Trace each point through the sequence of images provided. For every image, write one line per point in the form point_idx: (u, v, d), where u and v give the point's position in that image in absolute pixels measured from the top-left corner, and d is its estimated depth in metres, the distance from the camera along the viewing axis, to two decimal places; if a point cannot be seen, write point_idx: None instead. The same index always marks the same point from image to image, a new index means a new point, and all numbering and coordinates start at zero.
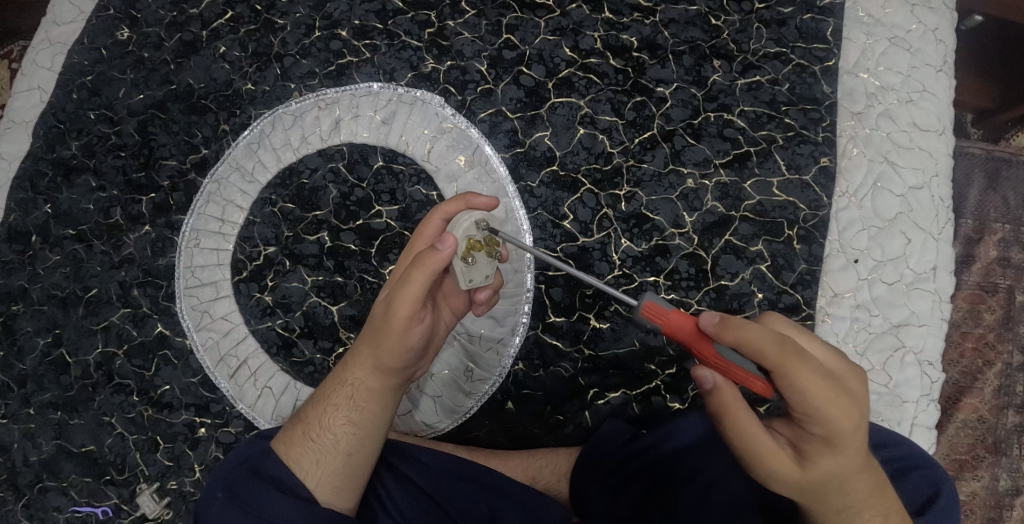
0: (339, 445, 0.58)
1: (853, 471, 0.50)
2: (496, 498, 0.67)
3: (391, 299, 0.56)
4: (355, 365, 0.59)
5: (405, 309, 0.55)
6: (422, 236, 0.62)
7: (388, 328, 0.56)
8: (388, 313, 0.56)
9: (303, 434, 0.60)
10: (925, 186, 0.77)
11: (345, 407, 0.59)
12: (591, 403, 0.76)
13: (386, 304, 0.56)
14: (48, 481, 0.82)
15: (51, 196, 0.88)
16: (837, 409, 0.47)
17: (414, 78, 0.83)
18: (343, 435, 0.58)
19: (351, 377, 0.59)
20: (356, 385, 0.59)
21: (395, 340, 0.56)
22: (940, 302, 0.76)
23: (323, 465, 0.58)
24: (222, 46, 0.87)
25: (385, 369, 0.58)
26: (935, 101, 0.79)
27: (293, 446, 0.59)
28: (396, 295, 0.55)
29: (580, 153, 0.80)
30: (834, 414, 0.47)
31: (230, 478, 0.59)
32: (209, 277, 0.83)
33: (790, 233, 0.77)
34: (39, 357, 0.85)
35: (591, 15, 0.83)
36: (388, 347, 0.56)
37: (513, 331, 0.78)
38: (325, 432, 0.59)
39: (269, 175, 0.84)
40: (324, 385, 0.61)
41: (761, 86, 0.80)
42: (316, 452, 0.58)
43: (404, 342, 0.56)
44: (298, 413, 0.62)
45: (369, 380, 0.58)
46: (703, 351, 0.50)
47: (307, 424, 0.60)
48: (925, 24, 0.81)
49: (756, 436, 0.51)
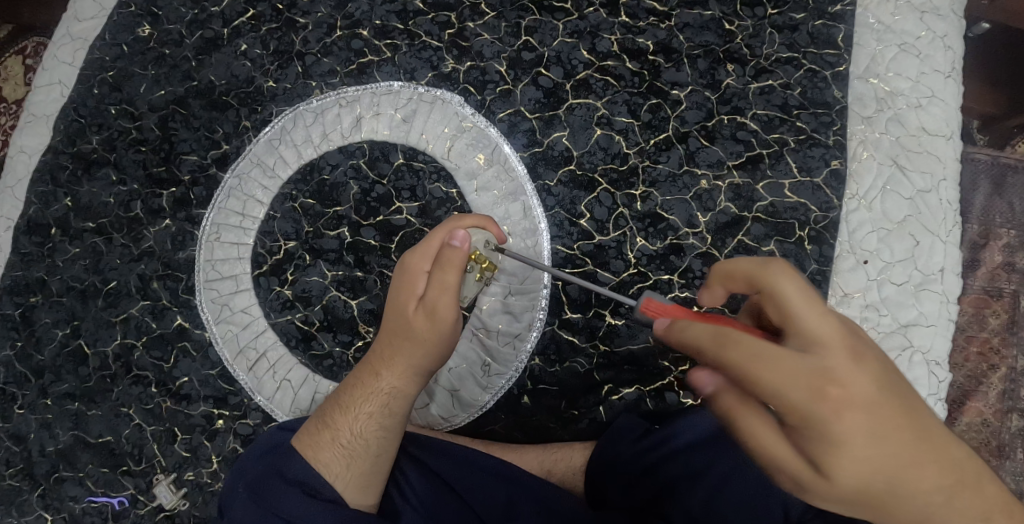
0: (371, 449, 0.59)
1: (885, 459, 0.42)
2: (513, 490, 0.67)
3: (433, 306, 0.57)
4: (386, 372, 0.59)
5: (451, 315, 0.56)
6: (432, 240, 0.58)
7: (433, 335, 0.57)
8: (433, 319, 0.57)
9: (332, 439, 0.59)
10: (933, 189, 0.79)
11: (379, 414, 0.59)
12: (605, 398, 0.78)
13: (426, 311, 0.57)
14: (64, 471, 0.83)
15: (71, 189, 0.89)
16: (805, 389, 0.41)
17: (434, 77, 0.85)
18: (376, 439, 0.59)
19: (383, 384, 0.59)
20: (390, 392, 0.59)
21: (435, 344, 0.58)
22: (948, 303, 0.77)
23: (352, 468, 0.59)
24: (243, 43, 0.89)
25: (420, 371, 0.59)
26: (944, 107, 0.81)
27: (320, 451, 0.59)
28: (436, 301, 0.56)
29: (597, 153, 0.82)
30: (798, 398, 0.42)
31: (254, 477, 0.60)
32: (229, 270, 0.84)
33: (801, 233, 0.79)
34: (57, 348, 0.86)
35: (608, 18, 0.84)
36: (424, 350, 0.58)
37: (530, 327, 0.79)
38: (356, 438, 0.59)
39: (290, 171, 0.85)
40: (351, 390, 0.61)
41: (774, 91, 0.82)
42: (346, 456, 0.59)
43: (445, 343, 0.58)
44: (320, 420, 0.61)
45: (402, 384, 0.59)
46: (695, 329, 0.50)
47: (334, 431, 0.60)
48: (933, 32, 0.83)
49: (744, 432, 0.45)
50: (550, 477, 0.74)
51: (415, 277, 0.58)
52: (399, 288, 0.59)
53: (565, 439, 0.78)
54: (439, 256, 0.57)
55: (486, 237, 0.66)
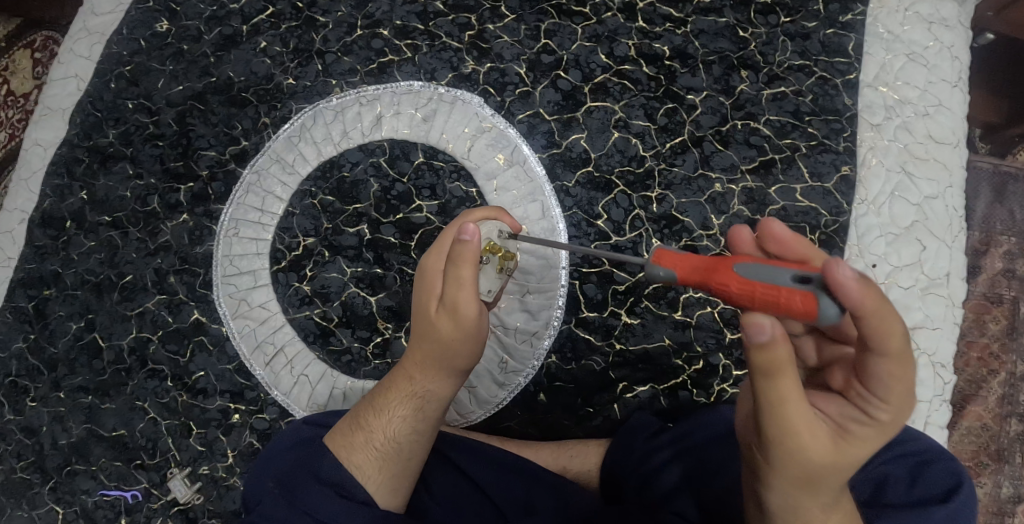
0: (405, 451, 0.59)
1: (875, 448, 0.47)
2: (531, 484, 0.69)
3: (453, 303, 0.56)
4: (421, 376, 0.59)
5: (473, 312, 0.55)
6: (439, 248, 0.59)
7: (458, 333, 0.57)
8: (456, 319, 0.56)
9: (365, 442, 0.60)
10: (940, 196, 0.81)
11: (413, 416, 0.60)
12: (620, 396, 0.79)
13: (448, 310, 0.56)
14: (77, 465, 0.83)
15: (87, 183, 0.89)
16: (906, 371, 0.43)
17: (454, 78, 0.86)
18: (410, 441, 0.60)
19: (418, 387, 0.60)
20: (424, 396, 0.60)
21: (466, 345, 0.57)
22: (953, 307, 0.79)
23: (385, 471, 0.59)
24: (263, 41, 0.89)
25: (451, 371, 0.59)
26: (950, 115, 0.83)
27: (354, 453, 0.60)
28: (455, 300, 0.56)
29: (614, 156, 0.83)
30: (888, 376, 0.43)
31: (283, 473, 0.61)
32: (247, 266, 0.85)
33: (812, 237, 0.80)
34: (71, 341, 0.86)
35: (626, 23, 0.86)
36: (452, 349, 0.57)
37: (547, 325, 0.80)
38: (390, 442, 0.59)
39: (309, 168, 0.85)
40: (386, 394, 0.61)
41: (786, 97, 0.84)
42: (380, 459, 0.59)
43: (474, 340, 0.57)
44: (353, 422, 0.62)
45: (434, 385, 0.59)
46: (722, 278, 0.43)
47: (369, 433, 0.60)
48: (940, 42, 0.85)
49: (792, 409, 0.43)
50: (566, 473, 0.75)
51: (433, 278, 0.59)
52: (421, 291, 0.59)
53: (579, 436, 0.80)
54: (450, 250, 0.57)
55: (501, 227, 0.65)
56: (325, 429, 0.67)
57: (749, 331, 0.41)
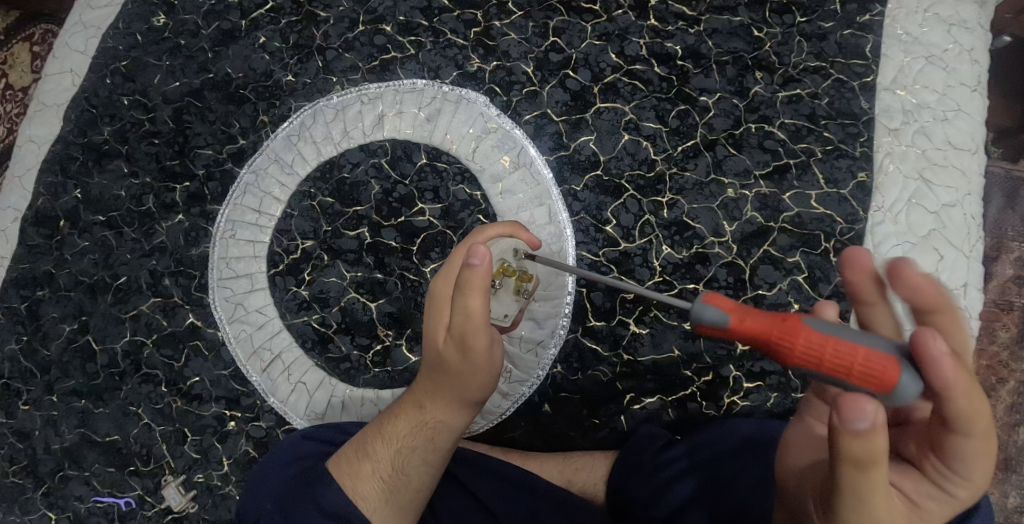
0: (412, 482, 0.58)
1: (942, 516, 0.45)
2: (536, 500, 0.66)
3: (465, 333, 0.53)
4: (432, 406, 0.57)
5: (480, 341, 0.53)
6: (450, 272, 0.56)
7: (468, 364, 0.54)
8: (467, 350, 0.54)
9: (371, 471, 0.58)
10: (958, 203, 0.78)
11: (422, 447, 0.57)
12: (627, 407, 0.77)
13: (456, 341, 0.54)
14: (69, 470, 0.81)
15: (81, 181, 0.86)
16: (992, 449, 0.42)
17: (459, 76, 0.83)
18: (417, 472, 0.58)
19: (427, 416, 0.57)
20: (433, 425, 0.57)
21: (477, 375, 0.55)
22: (969, 319, 0.76)
23: (392, 502, 0.58)
24: (262, 36, 0.87)
25: (461, 402, 0.57)
26: (970, 120, 0.80)
27: (359, 482, 0.58)
28: (462, 330, 0.53)
29: (624, 159, 0.80)
30: (976, 456, 0.41)
31: (284, 501, 0.60)
32: (244, 269, 0.82)
33: (827, 245, 0.77)
34: (64, 343, 0.83)
35: (637, 21, 0.83)
36: (462, 380, 0.55)
37: (553, 334, 0.78)
38: (398, 472, 0.57)
39: (308, 169, 0.83)
40: (394, 421, 0.59)
41: (802, 99, 0.81)
42: (386, 489, 0.57)
43: (483, 370, 0.55)
44: (358, 447, 0.60)
45: (444, 415, 0.57)
46: (795, 331, 0.39)
47: (375, 461, 0.58)
48: (960, 45, 0.82)
49: (876, 503, 0.40)
50: (571, 487, 0.73)
51: (442, 306, 0.56)
52: (431, 320, 0.57)
53: (584, 447, 0.77)
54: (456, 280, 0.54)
55: (514, 245, 0.64)
56: (326, 444, 0.67)
57: (849, 413, 0.38)
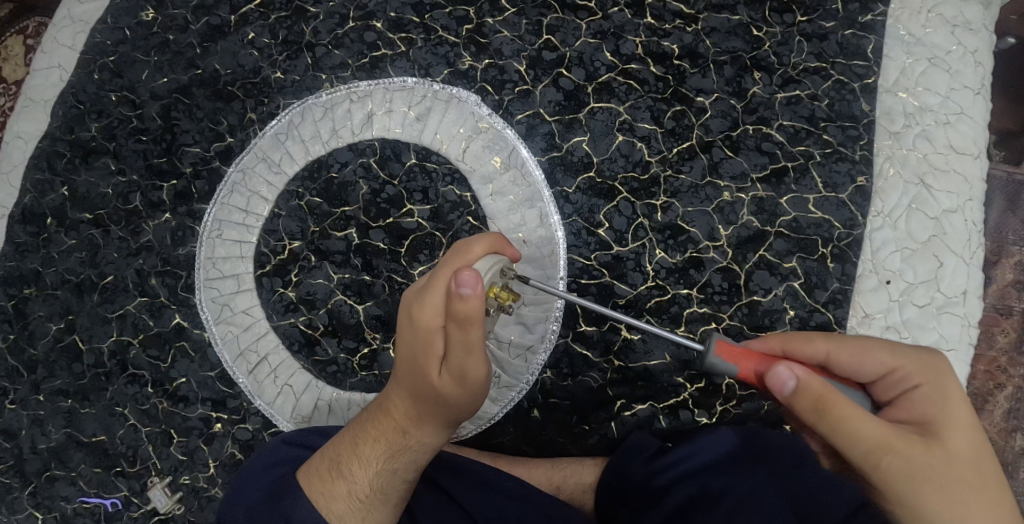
0: (390, 500, 0.58)
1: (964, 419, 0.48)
2: (523, 511, 0.65)
3: (465, 367, 0.53)
4: (416, 431, 0.56)
5: (480, 372, 0.53)
6: (435, 302, 0.52)
7: (463, 394, 0.54)
8: (466, 382, 0.53)
9: (347, 492, 0.57)
10: (959, 209, 0.76)
11: (402, 471, 0.57)
12: (618, 414, 0.75)
13: (453, 373, 0.53)
14: (56, 470, 0.80)
15: (68, 178, 0.85)
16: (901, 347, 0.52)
17: (451, 75, 0.82)
18: (397, 490, 0.58)
19: (411, 441, 0.57)
20: (417, 449, 0.57)
21: (470, 402, 0.55)
22: (969, 327, 0.74)
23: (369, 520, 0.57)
24: (251, 32, 0.85)
25: (447, 423, 0.56)
26: (972, 124, 0.78)
27: (334, 504, 0.57)
28: (462, 364, 0.52)
29: (617, 161, 0.79)
30: (889, 352, 0.51)
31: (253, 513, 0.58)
32: (231, 269, 0.81)
33: (824, 250, 0.76)
34: (51, 342, 0.82)
35: (633, 19, 0.81)
36: (455, 409, 0.55)
37: (543, 339, 0.76)
38: (376, 494, 0.57)
39: (296, 167, 0.82)
40: (369, 441, 0.58)
41: (801, 101, 0.79)
42: (363, 510, 0.57)
43: (478, 397, 0.56)
44: (331, 466, 0.58)
45: (428, 438, 0.57)
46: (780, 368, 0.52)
47: (350, 482, 0.57)
48: (964, 46, 0.80)
49: (860, 427, 0.47)
50: (559, 493, 0.72)
51: (431, 335, 0.53)
52: (417, 346, 0.53)
53: (574, 454, 0.76)
54: (449, 323, 0.51)
55: (501, 262, 0.57)
56: (304, 449, 0.66)
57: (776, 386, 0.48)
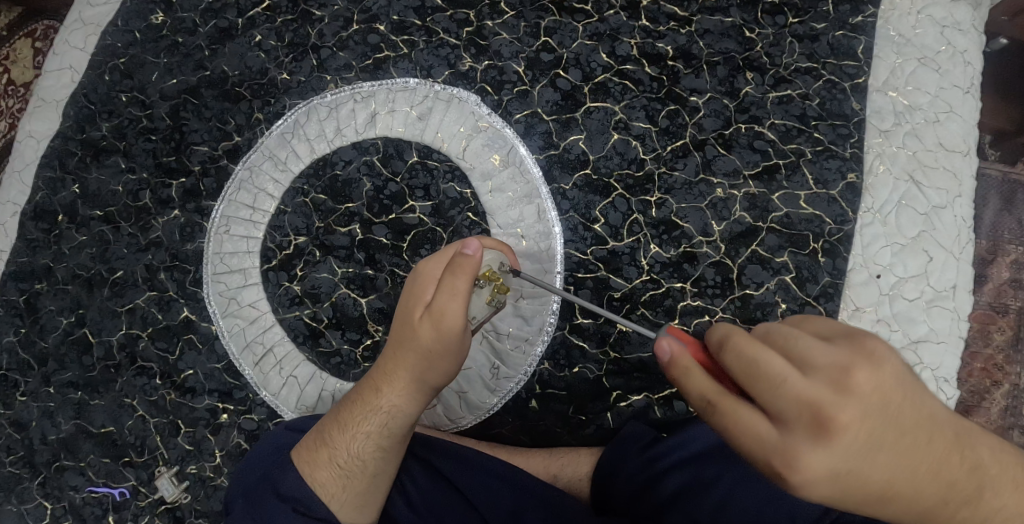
0: (368, 471, 0.59)
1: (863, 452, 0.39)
2: (512, 492, 0.67)
3: (445, 317, 0.53)
4: (386, 389, 0.58)
5: (458, 324, 0.52)
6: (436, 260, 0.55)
7: (439, 347, 0.54)
8: (442, 334, 0.53)
9: (329, 458, 0.59)
10: (948, 205, 0.79)
11: (377, 434, 0.58)
12: (613, 405, 0.77)
13: (433, 320, 0.53)
14: (65, 460, 0.82)
15: (79, 176, 0.88)
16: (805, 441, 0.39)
17: (451, 75, 0.84)
18: (373, 458, 0.59)
19: (383, 401, 0.58)
20: (388, 410, 0.58)
21: (445, 355, 0.54)
22: (958, 321, 0.76)
23: (347, 487, 0.59)
24: (258, 34, 0.88)
25: (421, 389, 0.57)
26: (962, 122, 0.80)
27: (316, 468, 0.60)
28: (443, 309, 0.53)
29: (613, 158, 0.81)
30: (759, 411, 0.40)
31: (251, 487, 0.62)
32: (238, 264, 0.84)
33: (814, 245, 0.78)
34: (61, 336, 0.85)
35: (628, 22, 0.84)
36: (430, 363, 0.55)
37: (540, 332, 0.79)
38: (354, 459, 0.59)
39: (302, 166, 0.84)
40: (351, 406, 0.60)
41: (792, 100, 0.81)
42: (341, 477, 0.59)
43: (453, 355, 0.55)
44: (318, 436, 0.61)
45: (401, 402, 0.57)
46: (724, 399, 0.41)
47: (331, 448, 0.60)
48: (954, 46, 0.82)
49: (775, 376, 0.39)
50: (556, 482, 0.74)
51: (426, 285, 0.55)
52: (409, 297, 0.56)
53: (571, 444, 0.78)
54: (444, 277, 0.53)
55: (500, 258, 0.62)
56: None
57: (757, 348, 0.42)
